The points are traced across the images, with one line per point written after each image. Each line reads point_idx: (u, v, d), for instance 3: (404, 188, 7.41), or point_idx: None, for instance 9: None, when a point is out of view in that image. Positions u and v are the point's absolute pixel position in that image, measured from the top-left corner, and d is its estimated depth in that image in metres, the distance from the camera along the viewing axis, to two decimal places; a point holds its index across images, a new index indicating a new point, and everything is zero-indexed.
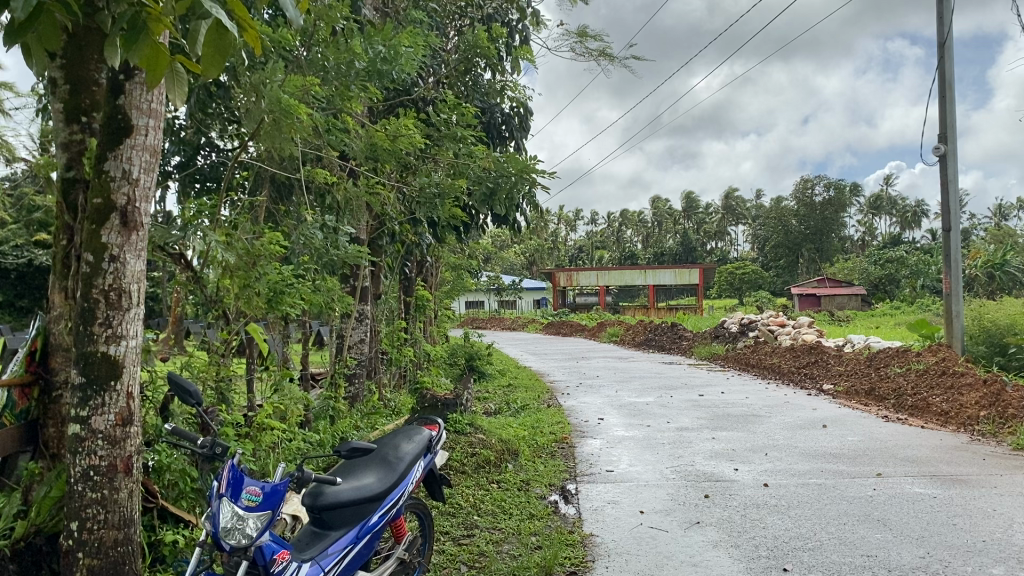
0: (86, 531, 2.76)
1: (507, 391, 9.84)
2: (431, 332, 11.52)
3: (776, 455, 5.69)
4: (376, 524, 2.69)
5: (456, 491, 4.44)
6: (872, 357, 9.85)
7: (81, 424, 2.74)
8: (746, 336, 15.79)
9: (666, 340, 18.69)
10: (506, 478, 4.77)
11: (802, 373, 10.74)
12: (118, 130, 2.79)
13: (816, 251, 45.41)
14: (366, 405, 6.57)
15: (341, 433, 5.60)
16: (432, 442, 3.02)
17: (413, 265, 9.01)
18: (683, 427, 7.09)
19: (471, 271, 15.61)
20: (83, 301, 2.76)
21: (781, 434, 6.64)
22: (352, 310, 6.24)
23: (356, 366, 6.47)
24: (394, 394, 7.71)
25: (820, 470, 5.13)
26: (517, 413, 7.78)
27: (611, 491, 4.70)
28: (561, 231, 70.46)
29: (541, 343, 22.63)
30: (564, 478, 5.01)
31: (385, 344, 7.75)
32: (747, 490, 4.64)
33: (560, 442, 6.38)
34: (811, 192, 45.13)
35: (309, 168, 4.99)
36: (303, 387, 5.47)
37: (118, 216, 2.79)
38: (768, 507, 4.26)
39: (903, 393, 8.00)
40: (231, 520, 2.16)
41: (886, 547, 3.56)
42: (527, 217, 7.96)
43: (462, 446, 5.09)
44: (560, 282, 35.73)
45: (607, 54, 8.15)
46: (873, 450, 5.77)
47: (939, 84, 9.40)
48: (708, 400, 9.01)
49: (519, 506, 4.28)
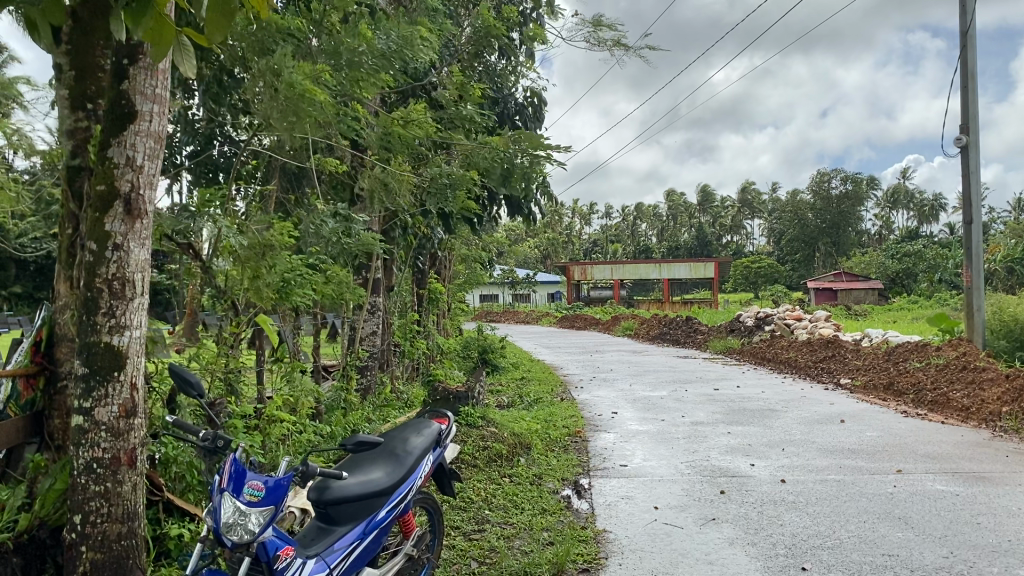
0: (89, 525, 2.71)
1: (521, 384, 9.78)
2: (444, 324, 11.47)
3: (793, 450, 5.59)
4: (383, 520, 2.62)
5: (467, 485, 4.37)
6: (891, 351, 9.69)
7: (84, 415, 2.69)
8: (763, 330, 15.66)
9: (681, 334, 18.57)
10: (518, 472, 4.71)
11: (819, 368, 10.61)
12: (122, 116, 2.73)
13: (833, 245, 45.06)
14: (378, 397, 6.52)
15: (353, 426, 5.56)
16: (443, 435, 2.95)
17: (425, 257, 8.96)
18: (698, 421, 7.01)
19: (484, 264, 15.56)
20: (87, 290, 2.71)
21: (798, 428, 6.55)
22: (364, 301, 6.19)
23: (369, 358, 6.41)
24: (406, 387, 7.66)
25: (838, 466, 5.04)
26: (530, 406, 7.72)
27: (625, 486, 4.63)
28: (576, 225, 70.32)
29: (555, 336, 22.57)
30: (577, 472, 4.94)
31: (397, 336, 7.70)
32: (764, 486, 4.56)
33: (574, 436, 6.31)
34: (828, 186, 44.77)
35: (319, 157, 4.93)
36: (315, 379, 5.42)
37: (121, 203, 2.73)
38: (785, 503, 4.17)
39: (923, 388, 7.86)
40: (233, 515, 2.11)
41: (908, 547, 3.48)
42: (540, 208, 7.88)
43: (474, 440, 5.02)
44: (575, 276, 35.63)
45: (622, 43, 8.06)
46: (892, 446, 5.67)
47: (961, 73, 9.24)
48: (724, 394, 8.92)
49: (531, 500, 4.21)
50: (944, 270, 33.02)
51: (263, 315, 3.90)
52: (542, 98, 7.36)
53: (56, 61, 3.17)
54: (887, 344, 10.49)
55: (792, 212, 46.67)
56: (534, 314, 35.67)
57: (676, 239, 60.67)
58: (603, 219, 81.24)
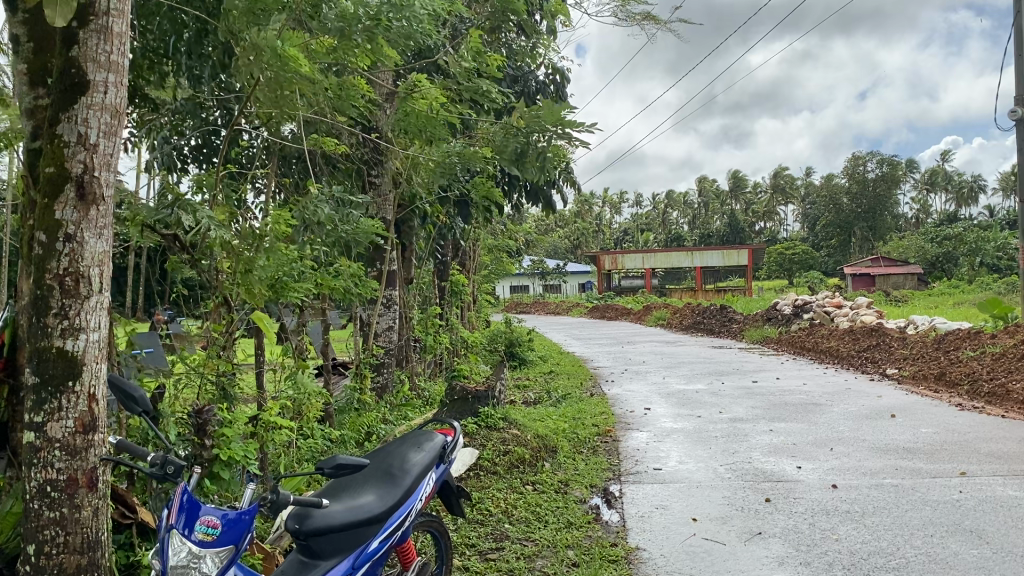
0: (44, 557, 2.37)
1: (548, 378, 9.38)
2: (469, 317, 11.09)
3: (843, 450, 5.14)
4: (376, 552, 2.24)
5: (485, 495, 4.00)
6: (940, 339, 9.15)
7: (35, 432, 2.35)
8: (801, 318, 15.12)
9: (715, 324, 18.02)
10: (542, 479, 4.32)
11: (862, 357, 10.10)
12: (70, 87, 2.36)
13: (870, 230, 44.07)
14: (396, 396, 6.16)
15: (367, 428, 5.20)
16: (449, 448, 2.57)
17: (447, 246, 8.59)
18: (737, 418, 6.56)
19: (511, 255, 15.13)
20: (36, 288, 2.36)
21: (846, 425, 6.09)
22: (378, 294, 5.82)
23: (385, 355, 6.05)
24: (428, 383, 7.29)
25: (894, 468, 4.59)
26: (558, 403, 7.32)
27: (660, 494, 4.23)
28: (606, 213, 69.65)
29: (587, 327, 22.09)
30: (607, 478, 4.54)
31: (418, 330, 7.33)
32: (814, 493, 4.12)
33: (604, 435, 5.90)
34: (864, 169, 43.72)
35: (320, 139, 4.56)
36: (324, 379, 5.08)
37: (73, 187, 2.36)
38: (841, 514, 3.74)
39: (978, 379, 7.35)
40: (185, 559, 1.74)
41: (986, 567, 3.04)
42: (565, 192, 7.47)
43: (495, 442, 4.63)
44: (605, 266, 35.01)
45: (650, 18, 7.60)
46: (951, 444, 5.20)
47: (1016, 42, 8.65)
48: (763, 387, 8.46)
49: (556, 512, 3.83)
50: (985, 252, 32.11)
51: (259, 312, 3.54)
52: (566, 76, 6.94)
53: (13, 31, 2.82)
54: (935, 332, 9.94)
55: (827, 196, 45.69)
56: (565, 304, 35.23)
57: (709, 226, 59.79)
58: (633, 207, 80.40)
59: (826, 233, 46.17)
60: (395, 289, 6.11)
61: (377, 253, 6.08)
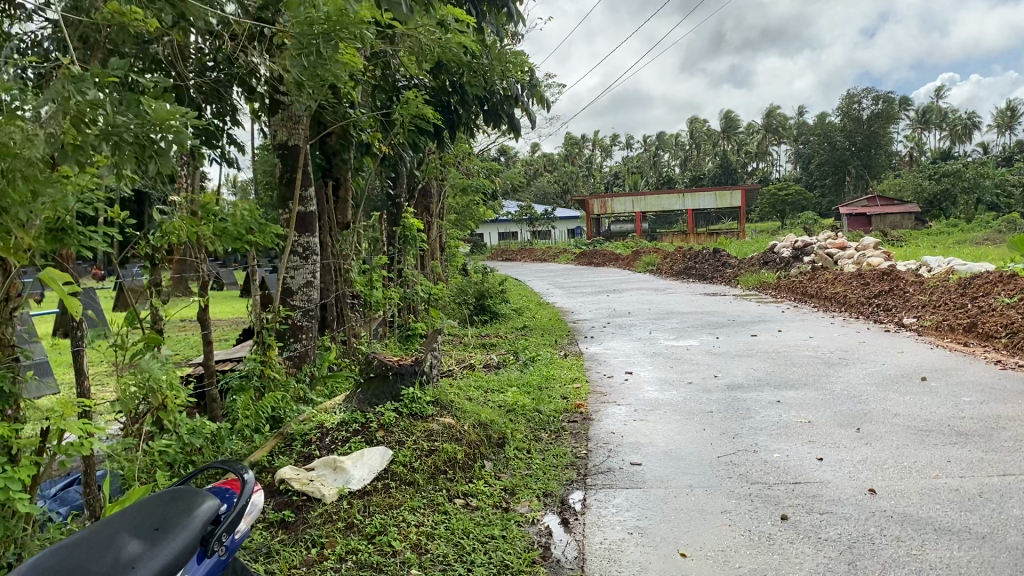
0: None
1: (520, 336, 8.24)
2: (434, 267, 9.92)
3: (872, 432, 4.04)
4: None
5: (391, 519, 2.87)
6: (965, 284, 8.03)
7: None
8: (800, 262, 14.02)
9: (708, 269, 16.88)
10: (479, 489, 3.21)
11: (874, 305, 8.98)
12: None
13: (866, 168, 42.76)
14: (321, 368, 5.00)
15: (269, 413, 4.06)
16: (227, 517, 1.45)
17: (397, 184, 7.38)
18: (734, 385, 5.45)
19: (485, 199, 13.86)
20: None
21: (869, 393, 5.00)
22: (286, 241, 4.62)
23: (303, 317, 4.87)
24: (371, 348, 6.15)
25: (946, 461, 3.49)
26: (525, 368, 6.20)
27: (636, 507, 3.12)
28: (595, 157, 68.05)
29: (571, 275, 20.86)
30: (568, 482, 3.43)
31: (359, 286, 6.14)
32: (847, 504, 3.02)
33: (573, 412, 4.79)
34: (859, 105, 42.36)
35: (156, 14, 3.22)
36: (205, 355, 3.92)
37: None
38: (891, 544, 2.63)
39: (1018, 329, 6.25)
40: None
41: None
42: (529, 113, 6.26)
43: (417, 438, 3.49)
44: (594, 211, 33.60)
45: None
46: (1009, 422, 4.09)
47: None
48: (764, 342, 7.34)
49: (488, 546, 2.71)
50: (983, 189, 30.95)
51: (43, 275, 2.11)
52: None
53: None
54: (955, 276, 8.81)
55: (822, 135, 44.32)
56: (553, 251, 33.97)
57: (701, 167, 58.40)
58: (623, 150, 78.77)
59: (820, 173, 44.81)
60: (312, 236, 4.91)
61: (289, 189, 4.88)
